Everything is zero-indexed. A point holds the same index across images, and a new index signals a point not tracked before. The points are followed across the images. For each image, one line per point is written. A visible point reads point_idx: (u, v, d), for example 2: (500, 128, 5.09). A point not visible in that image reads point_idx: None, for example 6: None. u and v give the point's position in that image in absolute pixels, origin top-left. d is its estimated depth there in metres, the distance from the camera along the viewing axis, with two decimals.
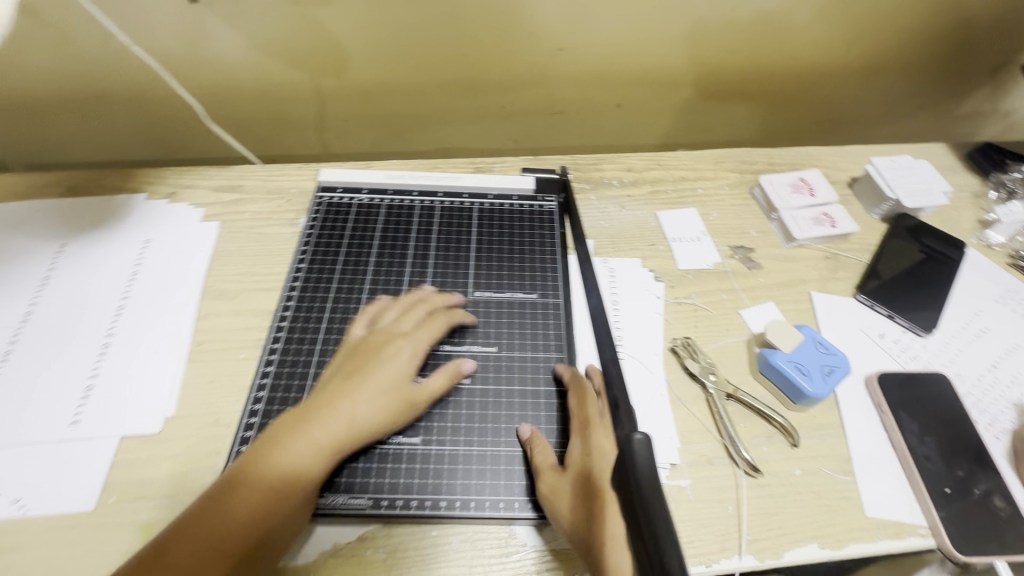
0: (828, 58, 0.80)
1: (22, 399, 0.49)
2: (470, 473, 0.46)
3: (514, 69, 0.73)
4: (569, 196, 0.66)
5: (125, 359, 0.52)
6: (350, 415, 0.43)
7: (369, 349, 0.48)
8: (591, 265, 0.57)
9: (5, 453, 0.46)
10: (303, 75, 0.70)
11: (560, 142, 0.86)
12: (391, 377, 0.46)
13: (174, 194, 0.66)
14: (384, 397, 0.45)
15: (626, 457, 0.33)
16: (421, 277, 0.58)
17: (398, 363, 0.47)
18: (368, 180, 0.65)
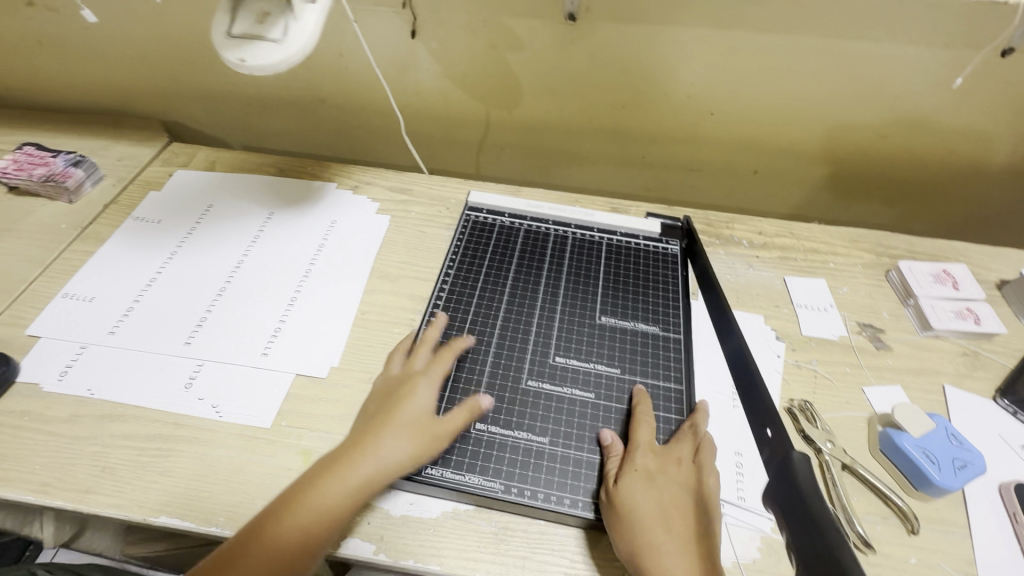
0: (986, 158, 0.78)
1: (228, 327, 0.60)
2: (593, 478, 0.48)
3: (663, 124, 0.80)
4: (693, 243, 0.65)
5: (306, 313, 0.62)
6: (380, 454, 0.45)
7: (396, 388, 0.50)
8: (727, 307, 0.55)
9: (213, 366, 0.57)
10: (479, 105, 0.82)
11: (689, 196, 0.91)
12: (412, 418, 0.47)
13: (357, 187, 0.78)
14: (405, 437, 0.46)
15: (789, 475, 0.40)
16: (553, 301, 0.60)
17: (416, 402, 0.49)
18: (510, 206, 0.69)
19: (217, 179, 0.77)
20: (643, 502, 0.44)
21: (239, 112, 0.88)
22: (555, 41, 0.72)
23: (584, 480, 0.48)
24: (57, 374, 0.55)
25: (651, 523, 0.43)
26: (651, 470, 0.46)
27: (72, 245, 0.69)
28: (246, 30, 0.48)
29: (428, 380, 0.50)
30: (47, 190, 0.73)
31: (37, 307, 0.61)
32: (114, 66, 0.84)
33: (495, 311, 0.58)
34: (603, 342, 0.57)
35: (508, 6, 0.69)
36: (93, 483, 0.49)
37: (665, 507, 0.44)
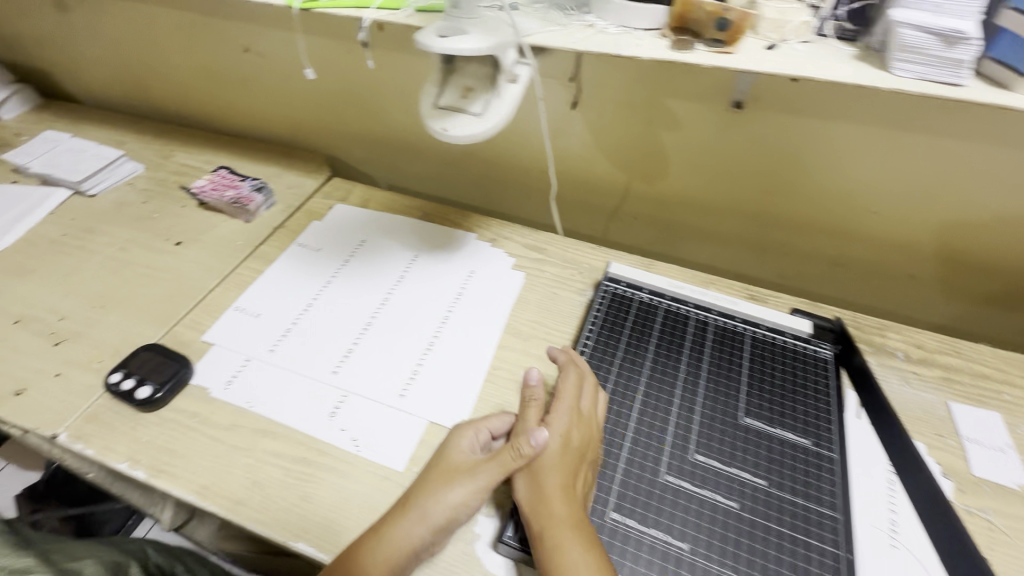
0: None
1: (372, 362, 0.64)
2: None
3: (814, 214, 0.77)
4: (849, 350, 0.62)
5: (443, 361, 0.64)
6: (437, 508, 0.48)
7: (446, 449, 0.52)
8: (908, 439, 0.55)
9: (356, 399, 0.60)
10: (622, 175, 0.83)
11: (828, 291, 0.85)
12: (459, 474, 0.50)
13: (494, 241, 0.81)
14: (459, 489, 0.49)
15: None
16: (693, 391, 0.58)
17: (461, 458, 0.51)
18: (651, 282, 0.69)
19: (370, 216, 0.84)
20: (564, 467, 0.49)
21: (393, 155, 0.95)
22: (715, 124, 0.72)
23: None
24: (223, 383, 0.61)
25: (555, 478, 0.48)
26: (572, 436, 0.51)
27: (244, 262, 0.77)
28: (450, 102, 0.52)
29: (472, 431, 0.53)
30: (231, 209, 0.83)
31: (212, 316, 0.68)
32: (298, 106, 0.95)
33: (634, 394, 0.58)
34: (747, 447, 0.53)
35: (675, 89, 0.70)
36: (244, 494, 0.52)
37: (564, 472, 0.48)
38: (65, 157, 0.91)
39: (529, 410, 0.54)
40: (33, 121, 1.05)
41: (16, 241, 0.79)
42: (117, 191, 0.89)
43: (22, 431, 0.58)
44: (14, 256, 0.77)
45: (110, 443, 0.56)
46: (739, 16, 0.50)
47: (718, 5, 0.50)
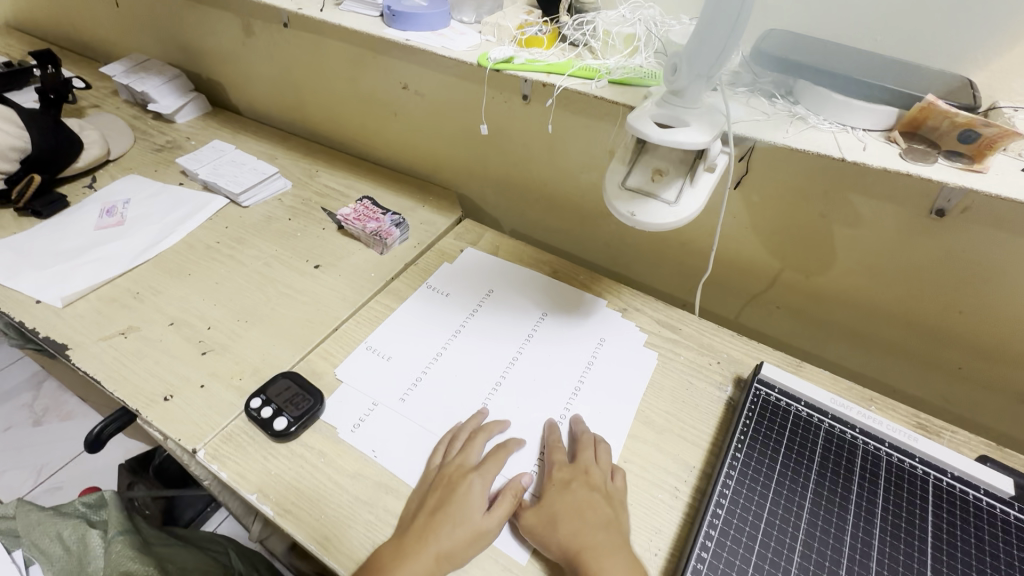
0: None
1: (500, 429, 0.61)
2: None
3: (1010, 343, 0.67)
4: None
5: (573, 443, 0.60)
6: (451, 541, 0.49)
7: (449, 488, 0.53)
8: None
9: None
10: (774, 261, 0.77)
11: (1006, 428, 0.73)
12: (469, 510, 0.51)
13: (625, 311, 0.77)
14: (467, 526, 0.50)
15: None
16: (865, 544, 0.50)
17: (467, 494, 0.52)
18: (810, 393, 0.61)
19: (500, 266, 0.82)
20: (564, 493, 0.53)
21: (525, 204, 0.95)
22: (904, 229, 0.64)
23: None
24: (351, 425, 0.60)
25: (576, 516, 0.51)
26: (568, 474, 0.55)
27: (376, 296, 0.77)
28: (640, 185, 0.49)
29: (479, 471, 0.54)
30: (369, 239, 0.85)
31: (345, 349, 0.69)
32: (441, 144, 0.97)
33: (794, 532, 0.51)
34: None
35: (864, 186, 0.63)
36: (364, 556, 0.50)
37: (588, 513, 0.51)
38: (227, 167, 0.98)
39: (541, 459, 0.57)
40: (202, 128, 1.15)
41: (177, 242, 0.85)
42: (267, 205, 0.94)
43: (165, 437, 0.61)
44: (175, 256, 0.83)
45: (243, 470, 0.56)
46: (998, 133, 0.43)
47: (971, 116, 0.44)
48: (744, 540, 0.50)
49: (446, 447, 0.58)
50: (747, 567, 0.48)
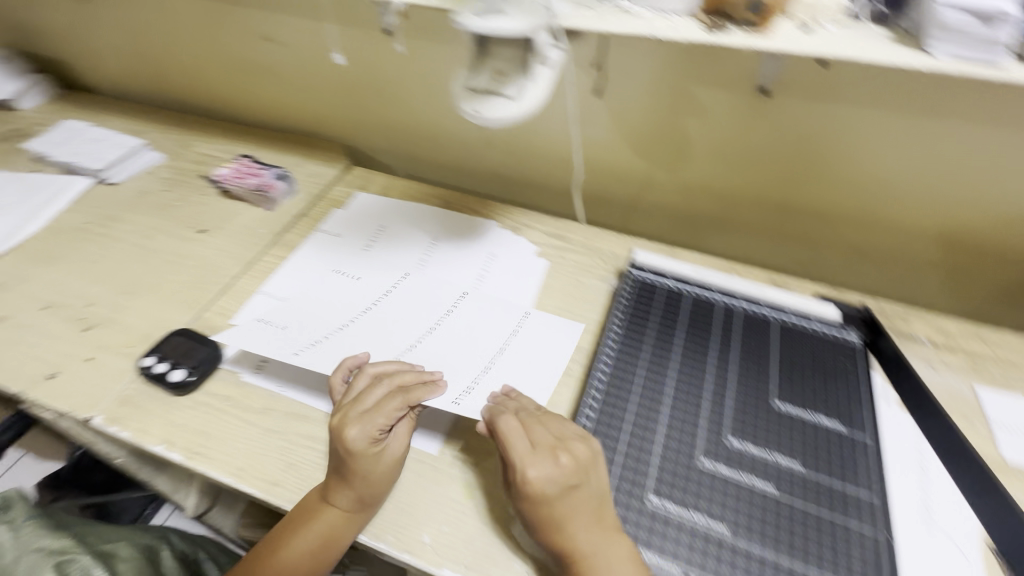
0: None
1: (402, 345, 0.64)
2: None
3: (836, 203, 0.77)
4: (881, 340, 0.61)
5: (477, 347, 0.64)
6: (365, 491, 0.50)
7: (336, 444, 0.51)
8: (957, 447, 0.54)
9: None
10: (643, 164, 0.83)
11: (849, 280, 0.85)
12: (379, 461, 0.51)
13: (516, 228, 0.81)
14: (373, 470, 0.51)
15: None
16: (724, 378, 0.57)
17: (377, 446, 0.51)
18: (676, 269, 0.68)
19: (392, 205, 0.84)
20: (557, 502, 0.45)
21: (413, 146, 0.95)
22: (740, 112, 0.72)
23: (741, 558, 0.45)
24: (254, 367, 0.61)
25: (580, 523, 0.45)
26: (541, 474, 0.46)
27: (268, 250, 0.77)
28: (484, 86, 0.52)
29: (357, 420, 0.52)
30: (254, 197, 0.83)
31: (240, 302, 0.69)
32: (317, 95, 0.95)
33: (666, 380, 0.57)
34: (784, 428, 0.53)
35: (700, 76, 0.70)
36: (281, 477, 0.53)
37: (590, 511, 0.46)
38: (85, 147, 0.91)
39: (523, 450, 0.48)
40: (51, 112, 1.05)
41: (40, 229, 0.80)
42: (138, 180, 0.89)
43: (57, 414, 0.59)
44: (39, 243, 0.78)
45: (145, 426, 0.56)
46: None
47: None
48: (624, 395, 0.56)
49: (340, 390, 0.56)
50: (626, 416, 0.54)
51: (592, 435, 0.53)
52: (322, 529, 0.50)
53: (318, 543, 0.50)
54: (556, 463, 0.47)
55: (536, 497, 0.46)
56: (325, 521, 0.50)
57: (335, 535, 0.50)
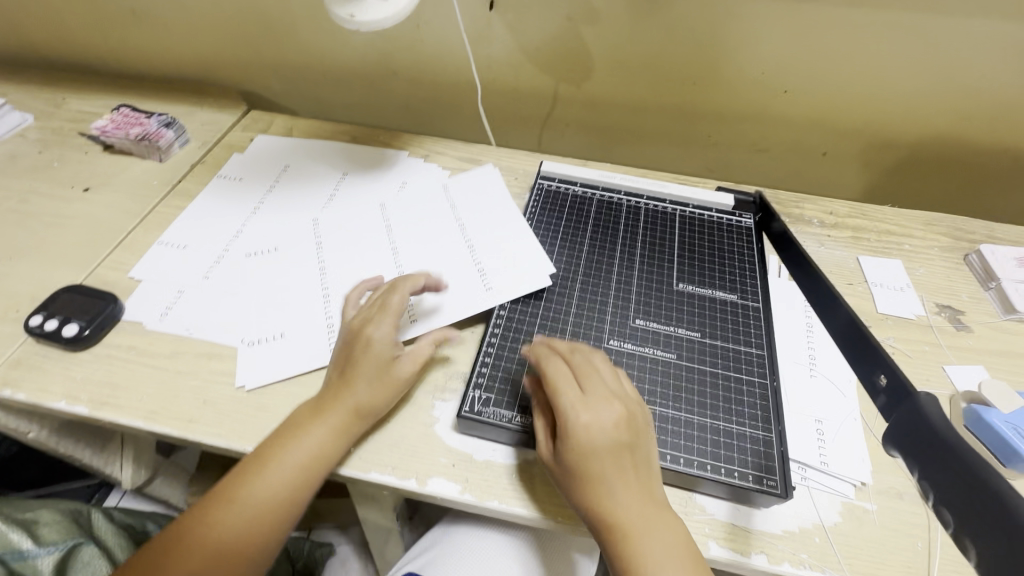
0: None
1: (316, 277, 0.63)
2: (676, 433, 0.48)
3: (733, 102, 0.80)
4: (767, 215, 0.65)
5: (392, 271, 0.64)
6: (355, 419, 0.49)
7: (355, 341, 0.52)
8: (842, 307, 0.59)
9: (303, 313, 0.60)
10: (548, 80, 0.83)
11: (753, 179, 0.90)
12: (376, 380, 0.50)
13: (428, 156, 0.80)
14: (379, 378, 0.50)
15: None
16: (628, 267, 0.60)
17: (382, 357, 0.51)
18: (583, 176, 0.70)
19: (295, 144, 0.80)
20: (593, 450, 0.43)
21: (313, 85, 0.91)
22: (633, 14, 0.72)
23: (645, 416, 0.49)
24: (158, 314, 0.59)
25: (618, 478, 0.43)
26: (592, 419, 0.44)
27: (164, 200, 0.72)
28: None
29: (376, 319, 0.53)
30: (141, 148, 0.77)
31: (137, 255, 0.65)
32: (200, 36, 0.88)
33: (575, 276, 0.60)
34: (683, 303, 0.57)
35: None
36: (197, 413, 0.52)
37: (628, 465, 0.43)
38: None
39: (568, 391, 0.45)
40: None
41: None
42: (6, 143, 0.81)
43: None
44: None
45: (43, 384, 0.53)
46: None
47: None
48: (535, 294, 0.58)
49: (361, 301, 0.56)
50: (537, 311, 0.56)
51: (505, 332, 0.55)
52: (311, 445, 0.48)
53: (302, 461, 0.47)
54: (585, 387, 0.46)
55: (583, 445, 0.43)
56: (316, 434, 0.48)
57: (323, 448, 0.48)
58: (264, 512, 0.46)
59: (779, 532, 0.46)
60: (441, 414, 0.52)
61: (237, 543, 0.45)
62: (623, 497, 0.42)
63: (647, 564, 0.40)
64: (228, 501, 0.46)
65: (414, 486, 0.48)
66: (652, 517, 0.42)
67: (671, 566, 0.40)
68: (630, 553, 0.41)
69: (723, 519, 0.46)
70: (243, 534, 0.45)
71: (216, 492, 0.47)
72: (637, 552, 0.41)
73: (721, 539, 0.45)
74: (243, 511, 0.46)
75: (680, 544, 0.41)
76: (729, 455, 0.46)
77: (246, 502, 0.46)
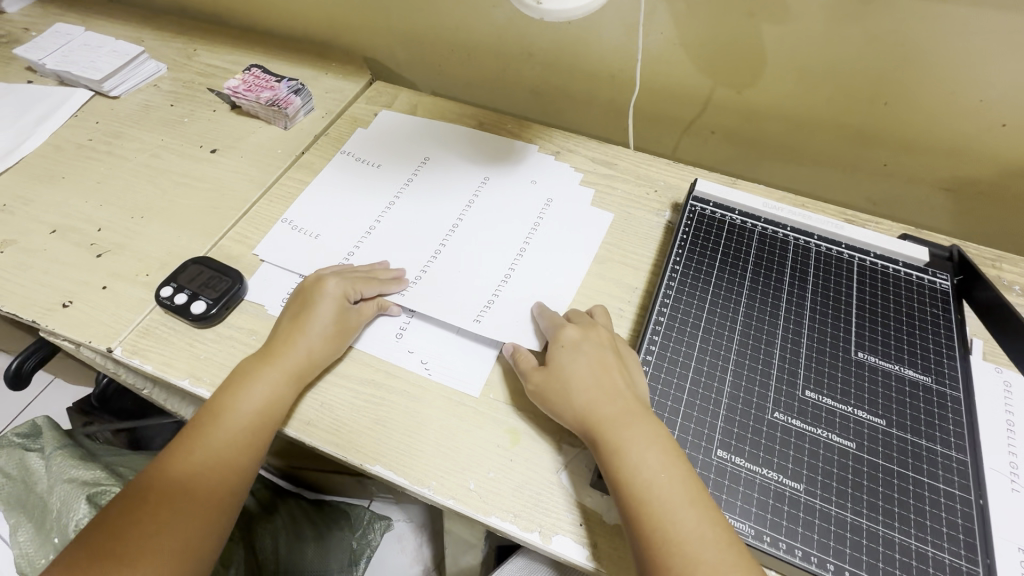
0: None
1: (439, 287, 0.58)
2: (857, 545, 0.41)
3: (930, 130, 0.67)
4: (982, 285, 0.54)
5: (520, 287, 0.58)
6: (303, 352, 0.50)
7: (310, 290, 0.54)
8: None
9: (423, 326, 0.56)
10: (705, 81, 0.73)
11: (926, 218, 0.77)
12: (319, 329, 0.51)
13: (559, 153, 0.74)
14: (332, 330, 0.52)
15: None
16: (797, 324, 0.52)
17: (326, 309, 0.52)
18: (744, 202, 0.61)
19: (421, 124, 0.76)
20: (574, 356, 0.48)
21: (440, 58, 0.85)
22: (831, 13, 0.60)
23: (820, 516, 0.42)
24: (280, 300, 0.57)
25: (595, 382, 0.46)
26: (576, 335, 0.50)
27: (287, 171, 0.70)
28: None
29: (342, 277, 0.55)
30: (268, 113, 0.75)
31: (260, 229, 0.63)
32: None
33: (732, 325, 0.52)
34: (863, 379, 0.48)
35: None
36: (316, 416, 0.50)
37: (605, 372, 0.46)
38: (81, 53, 0.83)
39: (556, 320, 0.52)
40: (41, 14, 0.95)
41: (42, 146, 0.74)
42: (142, 93, 0.81)
43: (76, 343, 0.56)
44: (41, 160, 0.72)
45: (169, 359, 0.53)
46: None
47: None
48: (687, 340, 0.51)
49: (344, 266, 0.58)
50: (689, 362, 0.49)
51: (652, 383, 0.48)
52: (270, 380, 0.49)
53: (256, 405, 0.48)
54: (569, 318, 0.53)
55: (563, 352, 0.49)
56: (266, 383, 0.48)
57: (275, 395, 0.48)
58: (227, 450, 0.47)
59: None
60: (567, 461, 0.47)
61: (206, 481, 0.46)
62: (595, 390, 0.45)
63: (626, 450, 0.42)
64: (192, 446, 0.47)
65: (537, 541, 0.44)
66: (634, 416, 0.44)
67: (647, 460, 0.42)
68: (611, 451, 0.43)
69: None
70: (204, 473, 0.46)
71: (176, 442, 0.48)
72: (618, 452, 0.42)
73: None
74: (205, 450, 0.46)
75: (661, 437, 0.43)
76: None
77: (209, 445, 0.47)
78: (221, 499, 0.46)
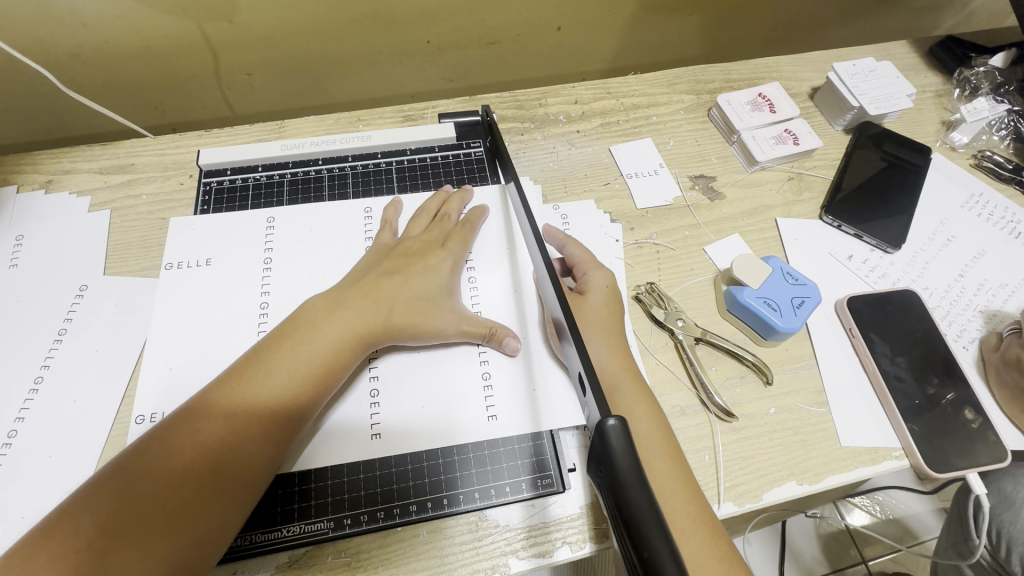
0: None
1: None
2: (437, 468, 0.43)
3: None
4: (493, 139, 0.59)
5: (44, 396, 0.45)
6: (347, 322, 0.42)
7: (396, 248, 0.49)
8: (518, 180, 0.45)
9: None
10: (186, 23, 0.59)
11: (500, 73, 0.78)
12: (433, 288, 0.46)
13: (52, 181, 0.56)
14: (430, 303, 0.46)
15: (595, 446, 0.25)
16: (346, 248, 0.52)
17: (437, 269, 0.48)
18: (262, 155, 0.57)
19: None
20: (589, 307, 0.46)
21: None
22: None
23: (394, 461, 0.43)
24: None
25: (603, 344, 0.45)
26: (592, 284, 0.48)
27: None
28: None
29: (451, 249, 0.50)
30: None
31: None
32: None
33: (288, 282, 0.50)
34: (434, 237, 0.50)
35: None
36: None
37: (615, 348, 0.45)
38: None
39: (584, 266, 0.50)
40: None
41: None
42: None
43: None
44: None
45: None
46: None
47: None
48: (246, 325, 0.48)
49: (424, 219, 0.52)
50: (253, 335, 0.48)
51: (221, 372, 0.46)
52: (333, 336, 0.41)
53: (301, 369, 0.39)
54: (581, 271, 0.50)
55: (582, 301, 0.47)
56: (321, 337, 0.41)
57: (335, 359, 0.41)
58: (244, 427, 0.37)
59: (577, 511, 0.42)
60: None
61: (217, 453, 0.36)
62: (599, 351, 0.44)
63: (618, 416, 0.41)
64: (202, 421, 0.36)
65: None
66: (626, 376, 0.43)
67: (642, 428, 0.41)
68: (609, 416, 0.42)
69: (516, 523, 0.42)
70: (216, 450, 0.36)
71: (185, 419, 0.37)
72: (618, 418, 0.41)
73: (521, 550, 0.41)
74: (222, 427, 0.36)
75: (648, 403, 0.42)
76: (497, 468, 0.43)
77: (262, 384, 0.38)
78: (238, 485, 0.36)
